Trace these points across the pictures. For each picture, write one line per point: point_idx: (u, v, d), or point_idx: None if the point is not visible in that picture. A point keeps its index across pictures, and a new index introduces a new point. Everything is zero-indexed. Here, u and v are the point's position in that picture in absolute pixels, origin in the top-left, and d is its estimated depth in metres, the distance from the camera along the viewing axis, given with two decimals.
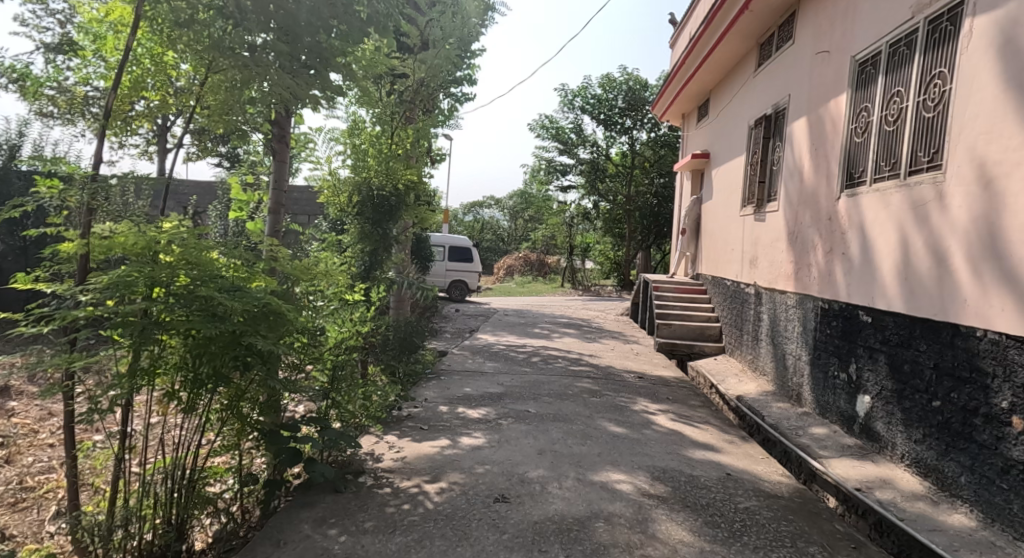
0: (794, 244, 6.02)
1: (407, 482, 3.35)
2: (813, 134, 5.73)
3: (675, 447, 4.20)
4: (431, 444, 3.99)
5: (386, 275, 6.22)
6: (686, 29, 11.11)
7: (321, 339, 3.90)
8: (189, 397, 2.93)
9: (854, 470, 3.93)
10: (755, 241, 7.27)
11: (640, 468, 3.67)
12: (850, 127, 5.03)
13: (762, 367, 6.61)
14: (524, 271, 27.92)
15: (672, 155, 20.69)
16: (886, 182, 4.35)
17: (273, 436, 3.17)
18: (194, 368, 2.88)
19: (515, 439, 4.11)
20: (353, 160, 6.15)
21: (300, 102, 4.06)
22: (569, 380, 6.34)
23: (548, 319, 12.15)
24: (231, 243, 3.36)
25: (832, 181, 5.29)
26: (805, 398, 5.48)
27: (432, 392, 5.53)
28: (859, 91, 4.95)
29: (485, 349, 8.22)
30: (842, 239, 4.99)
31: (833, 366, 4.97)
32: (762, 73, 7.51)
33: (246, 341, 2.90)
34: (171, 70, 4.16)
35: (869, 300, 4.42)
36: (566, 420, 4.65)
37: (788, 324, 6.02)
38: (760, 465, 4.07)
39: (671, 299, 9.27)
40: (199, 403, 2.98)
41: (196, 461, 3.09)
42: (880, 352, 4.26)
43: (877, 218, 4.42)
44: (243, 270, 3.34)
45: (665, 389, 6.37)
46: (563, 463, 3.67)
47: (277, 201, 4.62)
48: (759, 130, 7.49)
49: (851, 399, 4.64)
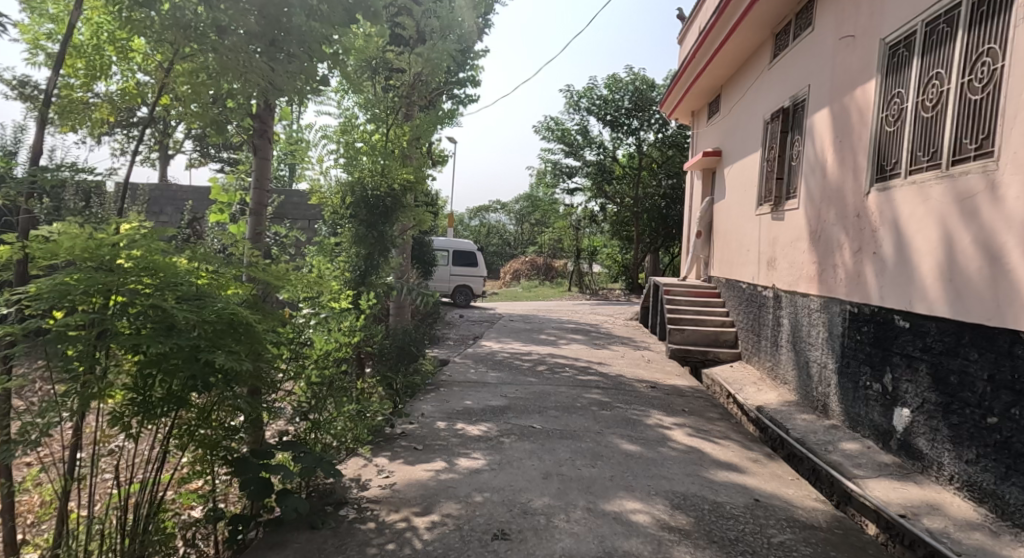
0: (818, 245, 5.62)
1: (394, 515, 2.97)
2: (837, 125, 5.34)
3: (695, 468, 3.81)
4: (425, 467, 3.61)
5: (384, 280, 5.82)
6: (696, 23, 10.79)
7: (301, 351, 3.53)
8: (137, 426, 2.56)
9: (896, 493, 3.55)
10: (773, 242, 6.88)
11: (657, 493, 3.28)
12: (880, 116, 4.63)
13: (783, 375, 6.20)
14: (529, 275, 27.64)
15: (679, 155, 20.31)
16: (925, 173, 3.97)
17: (242, 465, 2.77)
18: (144, 388, 2.52)
19: (518, 460, 3.73)
20: (346, 161, 5.80)
21: (282, 90, 3.73)
22: (577, 391, 5.95)
23: (554, 324, 11.78)
24: (196, 246, 3.02)
25: (859, 175, 4.90)
26: (832, 409, 5.08)
27: (430, 406, 5.16)
28: (888, 77, 4.55)
29: (489, 357, 7.85)
30: (873, 237, 4.60)
31: (864, 376, 4.58)
32: (778, 64, 7.12)
33: (204, 357, 2.52)
34: (137, 56, 3.73)
35: (906, 304, 4.03)
36: (574, 437, 4.26)
37: (811, 329, 5.62)
38: (790, 487, 3.67)
39: (683, 302, 8.89)
40: (149, 429, 2.60)
41: (160, 489, 2.74)
42: (921, 360, 3.85)
43: (914, 215, 4.04)
44: (208, 276, 3.00)
45: (681, 400, 5.97)
46: (570, 489, 3.29)
47: (257, 200, 4.27)
48: (775, 124, 7.09)
49: (886, 413, 4.24)
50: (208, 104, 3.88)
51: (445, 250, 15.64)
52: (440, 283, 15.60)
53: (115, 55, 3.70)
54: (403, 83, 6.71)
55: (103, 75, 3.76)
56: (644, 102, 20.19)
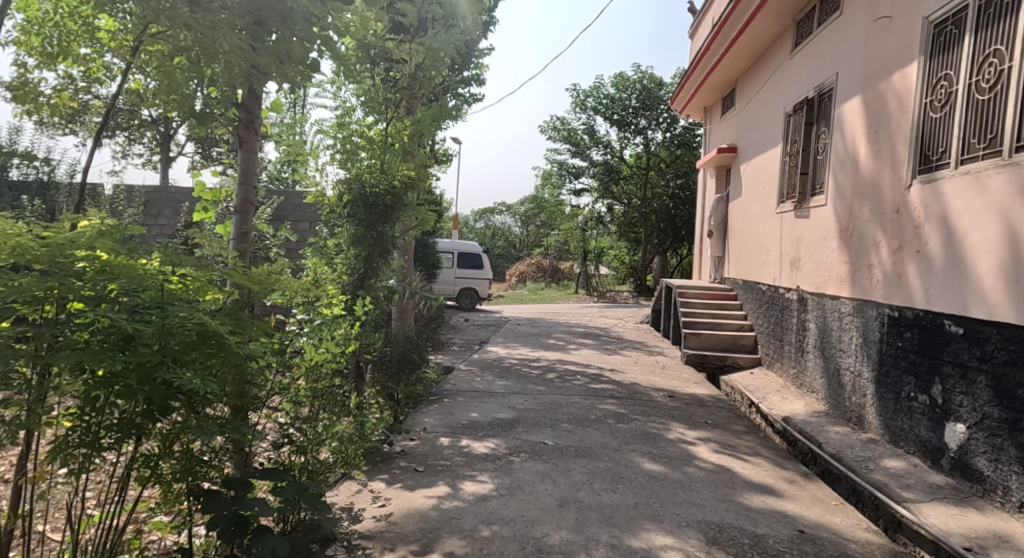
0: (850, 243, 5.23)
1: (389, 555, 2.59)
2: (870, 115, 4.96)
3: (727, 492, 3.41)
4: (426, 493, 3.22)
5: (385, 283, 5.43)
6: (709, 15, 10.38)
7: (283, 360, 3.19)
8: (79, 461, 2.12)
9: (956, 521, 3.18)
10: (796, 241, 6.47)
11: (688, 525, 2.90)
12: (922, 101, 4.23)
13: (810, 383, 5.80)
14: (536, 278, 27.16)
15: (688, 155, 19.86)
16: (981, 162, 3.62)
17: (211, 499, 2.37)
18: (91, 414, 2.13)
19: (529, 484, 3.34)
20: (342, 159, 5.40)
21: (268, 75, 3.42)
22: (590, 402, 5.54)
23: (562, 328, 11.39)
24: (163, 245, 2.65)
25: (898, 167, 4.51)
26: (869, 422, 4.67)
27: (433, 419, 4.77)
28: (932, 59, 4.17)
29: (495, 364, 7.45)
30: (915, 235, 4.21)
31: (907, 387, 4.18)
32: (801, 52, 6.72)
33: (160, 377, 2.13)
34: (105, 38, 3.34)
35: (961, 308, 3.66)
36: (590, 456, 3.87)
37: (842, 334, 5.22)
38: (836, 515, 3.26)
39: (699, 304, 8.51)
40: (96, 460, 2.17)
41: (126, 520, 2.37)
42: (979, 371, 3.50)
43: (968, 209, 3.68)
44: (177, 281, 2.62)
45: (702, 411, 5.56)
46: (590, 521, 2.90)
47: (242, 197, 3.90)
48: (799, 116, 6.68)
49: (935, 428, 3.86)
50: (191, 91, 3.56)
51: (450, 251, 15.33)
52: (445, 286, 15.20)
53: (83, 36, 3.36)
54: (404, 75, 6.35)
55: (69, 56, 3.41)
56: (652, 101, 19.82)
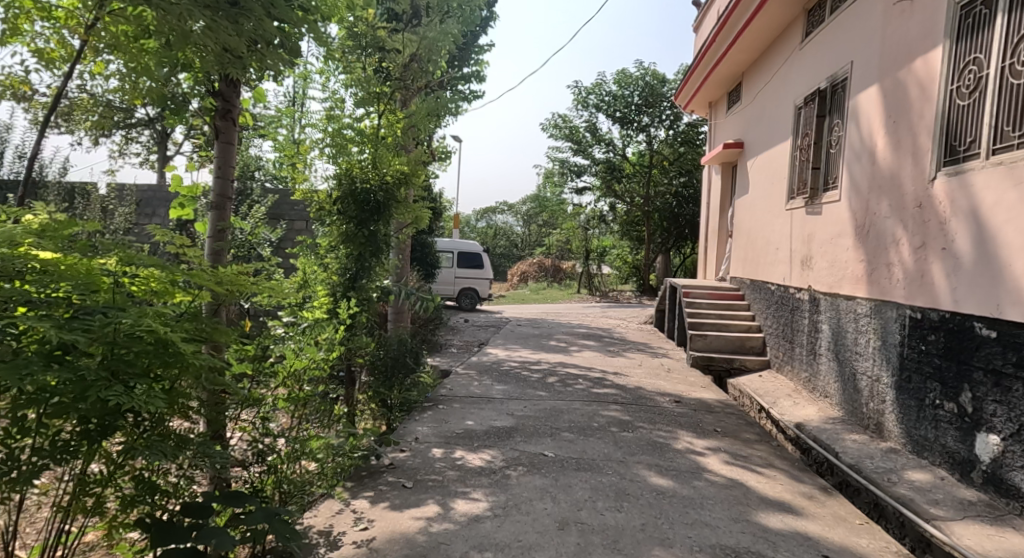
0: (866, 240, 4.95)
1: None
2: (888, 104, 4.69)
3: (741, 510, 3.15)
4: (413, 514, 2.97)
5: (379, 284, 5.16)
6: (715, 7, 10.07)
7: (260, 366, 3.04)
8: (2, 491, 1.87)
9: (992, 543, 2.92)
10: (808, 239, 6.20)
11: (701, 550, 2.65)
12: (948, 88, 3.96)
13: (823, 388, 5.53)
14: (538, 277, 26.81)
15: (692, 152, 19.57)
16: (1016, 152, 3.36)
17: (164, 530, 2.10)
18: (20, 438, 1.87)
19: (526, 503, 3.08)
20: (332, 153, 5.12)
21: (240, 59, 3.16)
22: (593, 409, 5.27)
23: (564, 329, 11.10)
24: (116, 241, 2.38)
25: (920, 158, 4.24)
26: (888, 430, 4.39)
27: (425, 428, 4.50)
28: (959, 41, 3.90)
29: (495, 367, 7.17)
30: (940, 231, 3.94)
31: (931, 394, 3.91)
32: (812, 41, 6.43)
33: (95, 396, 1.85)
34: (63, 17, 3.04)
35: (996, 309, 3.40)
36: (592, 469, 3.60)
37: (858, 337, 4.95)
38: (862, 536, 2.99)
39: (705, 305, 8.23)
40: (28, 489, 1.93)
41: (73, 549, 2.15)
42: (1015, 379, 3.26)
43: (1002, 202, 3.42)
44: (133, 283, 2.37)
45: (710, 417, 5.28)
46: (593, 546, 2.65)
47: (219, 191, 3.63)
48: (810, 108, 6.39)
49: (964, 438, 3.60)
50: (162, 75, 3.30)
51: (450, 251, 15.05)
52: (445, 286, 14.93)
53: (36, 14, 3.03)
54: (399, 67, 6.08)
55: (21, 36, 3.09)
56: (656, 98, 19.48)
